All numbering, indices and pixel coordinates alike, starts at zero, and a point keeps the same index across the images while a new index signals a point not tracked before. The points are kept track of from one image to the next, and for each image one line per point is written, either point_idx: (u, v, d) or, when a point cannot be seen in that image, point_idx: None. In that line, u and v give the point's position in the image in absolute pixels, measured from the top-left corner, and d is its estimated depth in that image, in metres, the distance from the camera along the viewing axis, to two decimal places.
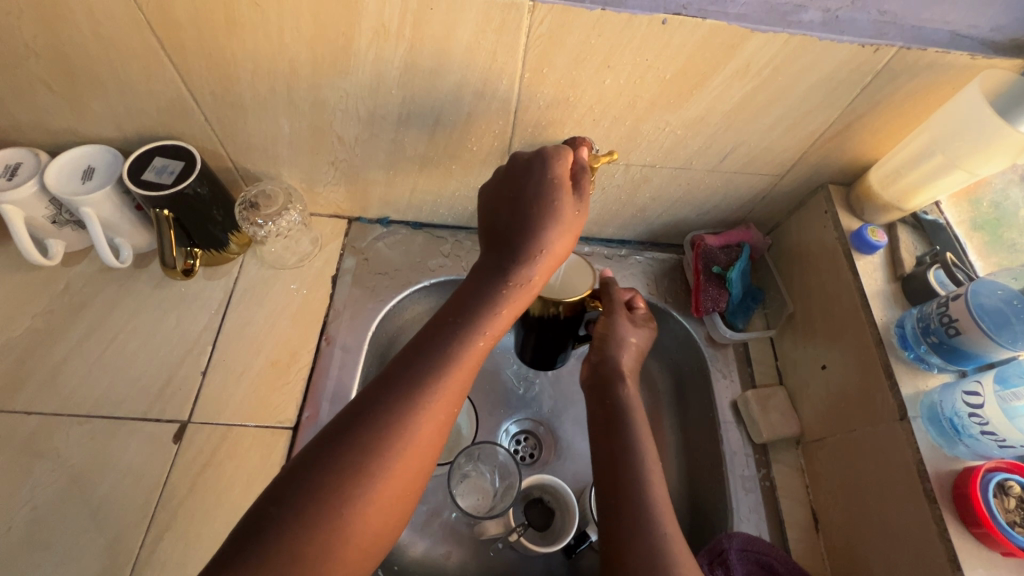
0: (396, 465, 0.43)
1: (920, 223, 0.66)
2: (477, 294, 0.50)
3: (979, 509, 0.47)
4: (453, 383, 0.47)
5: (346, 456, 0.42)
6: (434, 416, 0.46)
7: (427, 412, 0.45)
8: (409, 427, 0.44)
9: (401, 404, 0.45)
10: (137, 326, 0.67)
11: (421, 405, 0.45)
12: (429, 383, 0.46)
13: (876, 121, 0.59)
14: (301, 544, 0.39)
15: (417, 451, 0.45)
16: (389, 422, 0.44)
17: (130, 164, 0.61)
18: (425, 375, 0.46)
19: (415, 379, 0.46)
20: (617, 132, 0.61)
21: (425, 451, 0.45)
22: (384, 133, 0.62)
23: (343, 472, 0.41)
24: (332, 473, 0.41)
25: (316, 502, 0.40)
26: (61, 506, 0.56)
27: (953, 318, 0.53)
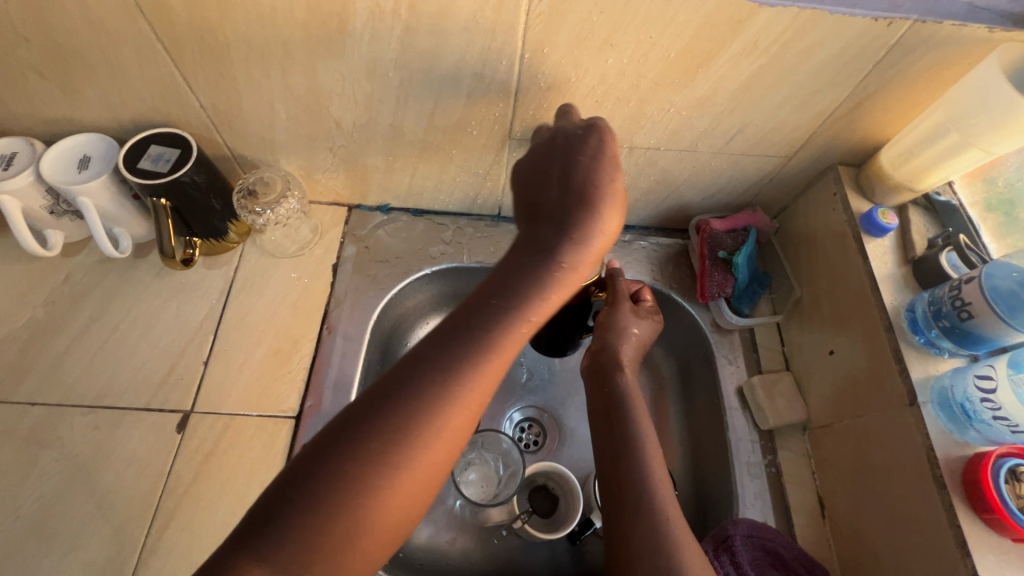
0: (421, 458, 0.42)
1: (931, 205, 0.64)
2: (521, 275, 0.49)
3: (989, 495, 0.47)
4: (489, 377, 0.46)
5: (371, 446, 0.41)
6: (468, 407, 0.45)
7: (461, 404, 0.44)
8: (441, 419, 0.43)
9: (433, 393, 0.43)
10: (138, 316, 0.67)
11: (456, 398, 0.44)
12: (466, 375, 0.45)
13: (887, 99, 0.57)
14: (318, 535, 0.38)
15: (445, 445, 0.44)
16: (416, 414, 0.42)
17: (126, 153, 0.60)
18: (462, 364, 0.45)
19: (452, 368, 0.44)
20: (620, 113, 0.60)
21: (454, 445, 0.44)
22: (382, 117, 0.61)
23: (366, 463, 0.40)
24: (354, 464, 0.40)
25: (335, 492, 0.39)
26: (67, 495, 0.57)
27: (965, 302, 0.52)
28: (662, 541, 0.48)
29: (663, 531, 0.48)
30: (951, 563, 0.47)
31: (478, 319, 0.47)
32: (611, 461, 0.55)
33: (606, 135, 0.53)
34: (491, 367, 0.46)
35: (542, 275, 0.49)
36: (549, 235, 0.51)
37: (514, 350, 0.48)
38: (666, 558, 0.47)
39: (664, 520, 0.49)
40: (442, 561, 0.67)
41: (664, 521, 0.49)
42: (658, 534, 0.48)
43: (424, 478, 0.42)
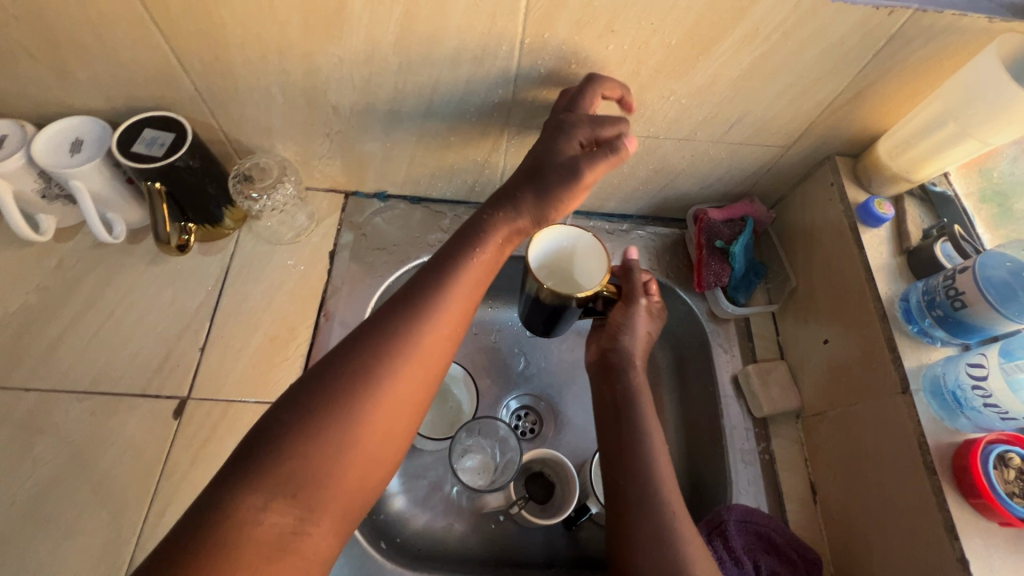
0: (388, 395, 0.44)
1: (927, 196, 0.64)
2: (466, 239, 0.54)
3: (979, 480, 0.47)
4: (450, 322, 0.50)
5: (346, 386, 0.43)
6: (424, 342, 0.47)
7: (417, 341, 0.47)
8: (407, 358, 0.46)
9: (383, 334, 0.46)
10: (133, 302, 0.67)
11: (418, 342, 0.47)
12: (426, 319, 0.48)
13: (886, 89, 0.58)
14: (284, 472, 0.40)
15: (412, 383, 0.46)
16: (379, 353, 0.45)
17: (119, 136, 0.59)
18: (425, 311, 0.48)
19: (413, 312, 0.48)
20: (620, 101, 0.60)
21: (421, 388, 0.47)
22: (380, 102, 0.60)
23: (348, 400, 0.43)
24: (336, 407, 0.42)
25: (320, 418, 0.42)
26: (64, 480, 0.57)
27: (958, 291, 0.53)
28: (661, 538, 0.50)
29: (666, 530, 0.51)
30: (940, 547, 0.48)
31: (432, 269, 0.51)
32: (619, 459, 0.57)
33: (583, 98, 0.55)
34: (450, 309, 0.50)
35: (491, 233, 0.54)
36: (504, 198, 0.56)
37: (468, 293, 0.51)
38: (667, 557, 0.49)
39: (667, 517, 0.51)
40: (440, 547, 0.67)
41: (665, 517, 0.51)
42: (661, 534, 0.50)
43: (392, 417, 0.45)
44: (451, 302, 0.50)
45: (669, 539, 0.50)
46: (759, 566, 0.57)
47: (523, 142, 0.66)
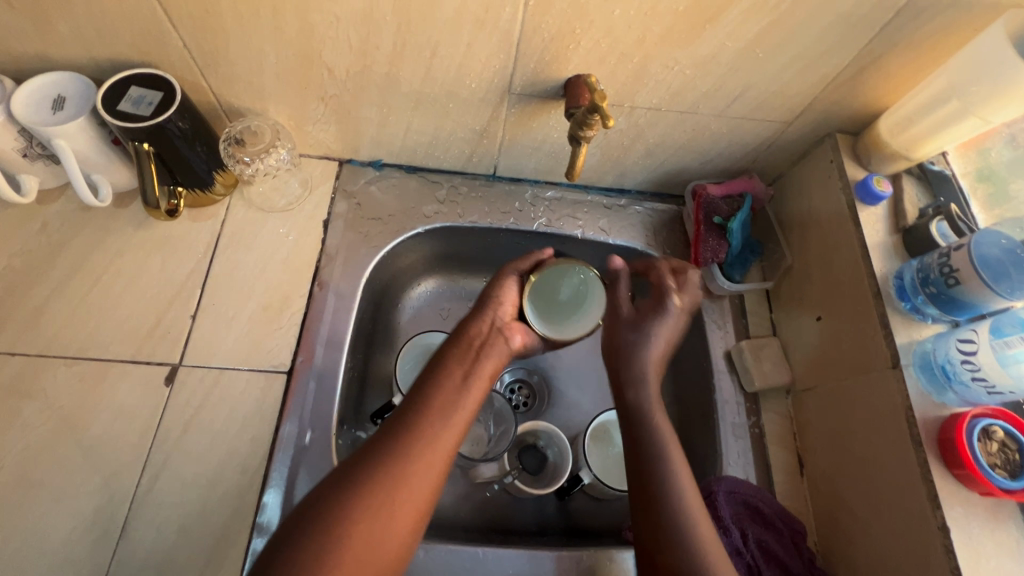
0: (359, 535, 0.46)
1: (924, 174, 0.64)
2: (436, 366, 0.58)
3: (963, 452, 0.49)
4: (421, 473, 0.50)
5: (322, 532, 0.45)
6: (413, 477, 0.49)
7: (409, 480, 0.49)
8: (383, 497, 0.48)
9: (370, 466, 0.49)
10: (121, 268, 0.65)
11: (390, 479, 0.49)
12: (399, 449, 0.50)
13: (890, 65, 0.57)
14: (319, 526, 0.45)
15: (382, 537, 0.47)
16: (370, 468, 0.49)
17: (104, 93, 0.57)
18: (396, 449, 0.50)
19: (392, 438, 0.52)
20: (623, 70, 0.58)
21: (394, 523, 0.48)
22: (377, 65, 0.58)
23: (331, 528, 0.45)
24: (319, 540, 0.45)
25: (336, 507, 0.47)
26: (54, 445, 0.56)
27: (953, 268, 0.53)
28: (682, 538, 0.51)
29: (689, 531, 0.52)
30: (922, 515, 0.50)
31: (423, 375, 0.58)
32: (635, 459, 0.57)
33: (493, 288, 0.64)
34: (423, 444, 0.51)
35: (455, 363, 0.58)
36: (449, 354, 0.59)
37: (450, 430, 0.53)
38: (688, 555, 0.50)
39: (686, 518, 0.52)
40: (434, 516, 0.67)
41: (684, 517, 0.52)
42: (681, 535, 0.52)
43: (365, 553, 0.46)
44: (416, 451, 0.51)
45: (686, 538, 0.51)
46: (746, 534, 0.59)
47: (523, 111, 0.65)
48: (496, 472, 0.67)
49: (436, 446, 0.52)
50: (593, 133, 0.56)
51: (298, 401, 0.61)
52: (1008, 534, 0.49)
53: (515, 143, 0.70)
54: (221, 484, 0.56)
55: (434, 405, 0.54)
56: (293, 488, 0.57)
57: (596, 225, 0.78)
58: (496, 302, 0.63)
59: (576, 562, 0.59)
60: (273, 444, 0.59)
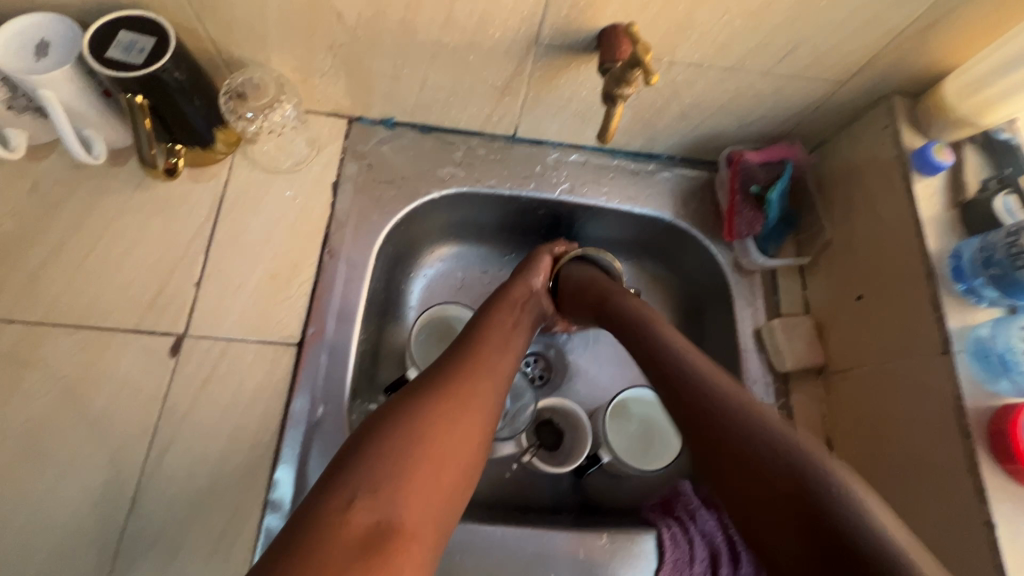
0: (436, 438, 0.45)
1: (989, 143, 0.59)
2: (482, 315, 0.60)
3: (1016, 446, 0.46)
4: (483, 388, 0.51)
5: (400, 431, 0.44)
6: (478, 394, 0.50)
7: (476, 396, 0.50)
8: (454, 410, 0.47)
9: (429, 381, 0.50)
10: (120, 231, 0.61)
11: (461, 393, 0.49)
12: (463, 365, 0.52)
13: (968, 17, 0.51)
14: (387, 426, 0.45)
15: (457, 445, 0.46)
16: (439, 381, 0.50)
17: (91, 39, 0.51)
18: (462, 367, 0.52)
19: (457, 358, 0.53)
20: (667, 20, 0.52)
21: (470, 433, 0.47)
22: (392, 10, 0.52)
23: (407, 426, 0.45)
24: (398, 438, 0.44)
25: (400, 413, 0.46)
26: (57, 417, 0.54)
27: (1023, 249, 0.49)
28: (806, 497, 0.38)
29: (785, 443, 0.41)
30: (966, 508, 0.47)
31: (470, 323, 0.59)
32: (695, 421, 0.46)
33: (531, 259, 0.69)
34: (482, 364, 0.53)
35: (501, 312, 0.60)
36: (494, 305, 0.62)
37: (504, 364, 0.55)
38: (833, 509, 0.37)
39: (794, 452, 0.40)
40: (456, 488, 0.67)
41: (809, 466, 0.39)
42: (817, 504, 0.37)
43: (443, 456, 0.45)
44: (480, 369, 0.52)
45: (833, 491, 0.37)
46: None
47: (549, 66, 0.59)
48: (515, 450, 0.64)
49: (495, 368, 0.53)
50: (630, 91, 0.51)
51: (310, 374, 0.59)
52: None
53: (539, 101, 0.65)
54: (231, 460, 0.54)
55: (489, 339, 0.56)
56: (305, 464, 0.56)
57: (623, 192, 0.73)
58: (534, 269, 0.67)
59: (597, 544, 0.58)
60: (285, 418, 0.57)
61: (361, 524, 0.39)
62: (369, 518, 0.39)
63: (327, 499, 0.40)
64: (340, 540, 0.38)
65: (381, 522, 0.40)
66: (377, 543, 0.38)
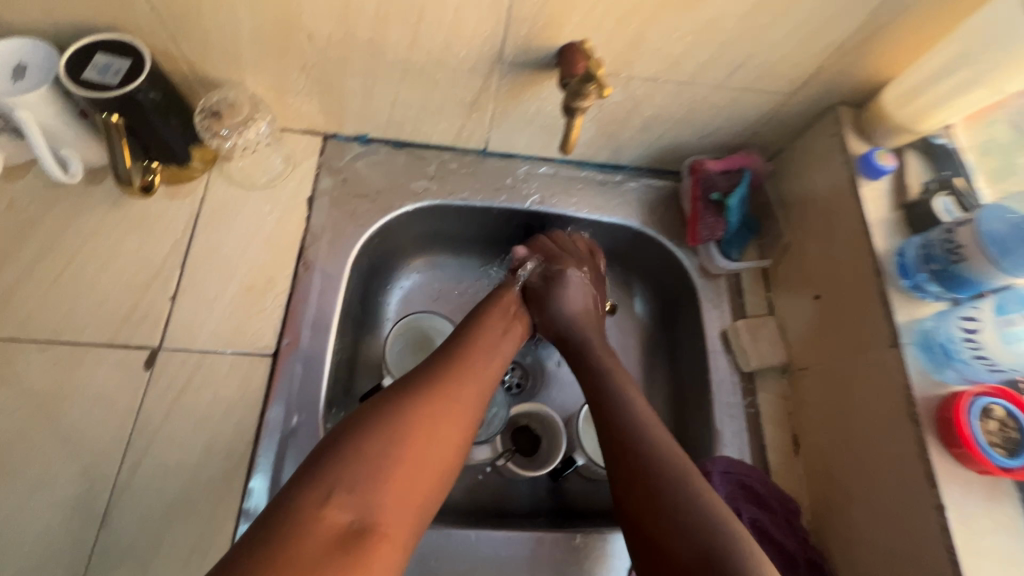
0: (418, 440, 0.46)
1: (929, 148, 0.62)
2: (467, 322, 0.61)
3: (961, 430, 0.48)
4: (468, 393, 0.52)
5: (382, 432, 0.45)
6: (459, 400, 0.51)
7: (457, 401, 0.51)
8: (435, 413, 0.48)
9: (414, 385, 0.50)
10: (96, 247, 0.62)
11: (442, 397, 0.50)
12: (451, 368, 0.53)
13: (898, 32, 0.55)
14: (369, 429, 0.45)
15: (438, 446, 0.47)
16: (426, 383, 0.51)
17: (68, 61, 0.53)
18: (449, 371, 0.53)
19: (445, 362, 0.54)
20: (621, 38, 0.55)
21: (451, 435, 0.48)
22: (360, 31, 0.55)
23: (389, 426, 0.46)
24: (376, 441, 0.45)
25: (382, 415, 0.47)
26: (29, 432, 0.54)
27: (958, 245, 0.52)
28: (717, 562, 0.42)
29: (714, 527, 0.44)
30: (919, 493, 0.49)
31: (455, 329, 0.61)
32: (632, 459, 0.50)
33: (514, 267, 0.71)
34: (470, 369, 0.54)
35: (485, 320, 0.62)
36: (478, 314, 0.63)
37: (486, 370, 0.56)
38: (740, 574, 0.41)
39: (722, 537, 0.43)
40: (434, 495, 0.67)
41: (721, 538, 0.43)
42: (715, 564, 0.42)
43: (422, 458, 0.46)
44: (462, 374, 0.53)
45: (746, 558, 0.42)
46: (741, 514, 0.59)
47: (514, 82, 0.62)
48: (489, 454, 0.67)
49: (481, 374, 0.55)
50: (588, 103, 0.54)
51: (285, 384, 0.59)
52: (1007, 513, 0.48)
53: (507, 115, 0.67)
54: (205, 470, 0.55)
55: (478, 346, 0.58)
56: (280, 473, 0.56)
57: (591, 203, 0.76)
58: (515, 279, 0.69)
59: (572, 544, 0.59)
60: (260, 428, 0.57)
61: (337, 522, 0.40)
62: (343, 517, 0.41)
63: (303, 496, 0.41)
64: (313, 539, 0.39)
65: (355, 522, 0.41)
66: (348, 544, 0.40)
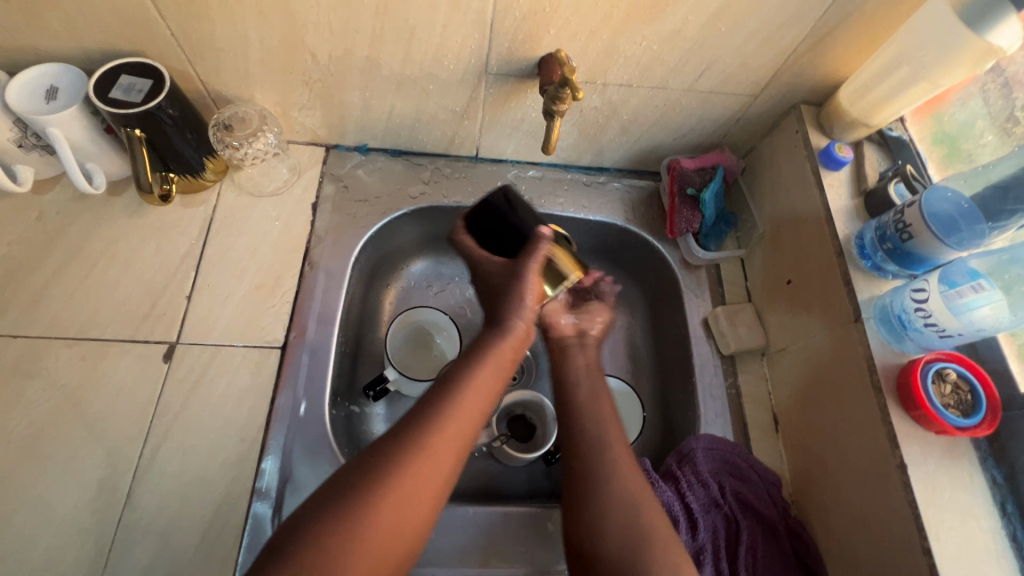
0: (385, 522, 0.43)
1: (884, 140, 0.68)
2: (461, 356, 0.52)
3: (917, 393, 0.52)
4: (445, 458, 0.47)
5: (337, 529, 0.42)
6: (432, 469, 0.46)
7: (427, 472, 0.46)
8: (399, 494, 0.44)
9: (382, 462, 0.45)
10: (118, 252, 0.67)
11: (413, 472, 0.45)
12: (430, 433, 0.47)
13: (845, 36, 0.60)
14: (326, 529, 0.42)
15: (405, 522, 0.44)
16: (391, 461, 0.45)
17: (96, 82, 0.59)
18: (426, 435, 0.47)
19: (430, 420, 0.48)
20: (594, 48, 0.61)
21: (422, 507, 0.45)
22: (358, 49, 0.61)
23: (345, 520, 0.42)
24: (325, 552, 0.41)
25: (338, 510, 0.42)
26: (58, 421, 0.58)
27: (907, 224, 0.57)
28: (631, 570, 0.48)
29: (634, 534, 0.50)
30: (883, 455, 0.53)
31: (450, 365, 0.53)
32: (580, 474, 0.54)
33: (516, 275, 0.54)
34: (453, 424, 0.48)
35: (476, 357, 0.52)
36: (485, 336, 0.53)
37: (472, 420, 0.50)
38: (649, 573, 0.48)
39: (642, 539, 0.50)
40: None
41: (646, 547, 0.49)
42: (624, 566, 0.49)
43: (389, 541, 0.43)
44: (439, 442, 0.47)
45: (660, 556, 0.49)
46: (722, 485, 0.62)
47: (500, 91, 0.68)
48: (484, 437, 0.70)
49: (465, 429, 0.49)
50: (566, 106, 0.59)
51: (293, 374, 0.64)
52: (964, 470, 0.52)
53: (495, 123, 0.73)
54: (220, 454, 0.59)
55: (467, 397, 0.50)
56: (290, 456, 0.60)
57: (577, 202, 0.81)
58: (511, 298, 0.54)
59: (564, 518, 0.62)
60: (270, 414, 0.61)
61: None
62: None
63: None
64: None
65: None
66: None
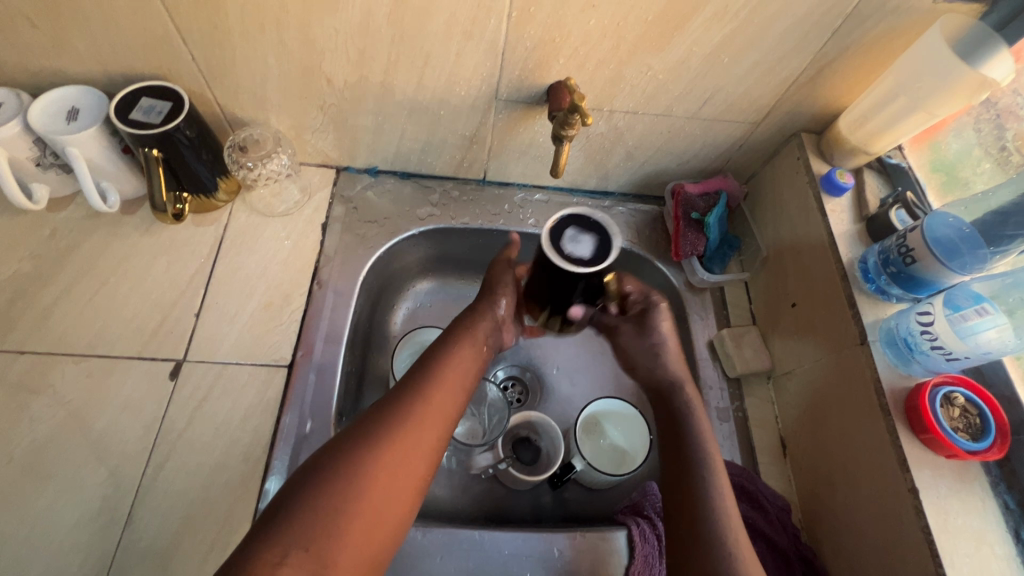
0: (377, 488, 0.46)
1: (884, 168, 0.70)
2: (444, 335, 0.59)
3: (927, 417, 0.52)
4: (433, 427, 0.51)
5: (336, 484, 0.45)
6: (414, 442, 0.49)
7: (405, 446, 0.48)
8: (388, 462, 0.47)
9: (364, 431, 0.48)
10: (128, 270, 0.68)
11: (398, 440, 0.48)
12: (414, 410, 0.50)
13: (845, 67, 0.62)
14: (322, 481, 0.45)
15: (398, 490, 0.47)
16: (378, 428, 0.48)
17: (117, 104, 0.60)
18: (400, 412, 0.50)
19: (411, 395, 0.52)
20: (601, 77, 0.63)
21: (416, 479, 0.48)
22: (373, 75, 0.63)
23: (338, 479, 0.45)
24: (325, 499, 0.44)
25: (339, 474, 0.45)
26: (61, 439, 0.58)
27: (910, 248, 0.58)
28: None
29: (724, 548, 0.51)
30: (894, 479, 0.53)
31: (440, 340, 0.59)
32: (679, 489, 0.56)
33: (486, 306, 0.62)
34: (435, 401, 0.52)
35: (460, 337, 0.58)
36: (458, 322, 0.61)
37: (450, 396, 0.53)
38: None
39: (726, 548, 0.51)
40: (436, 509, 0.69)
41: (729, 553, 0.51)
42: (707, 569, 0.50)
43: (381, 509, 0.45)
44: (418, 416, 0.50)
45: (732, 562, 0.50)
46: None
47: (510, 117, 0.69)
48: (491, 459, 0.69)
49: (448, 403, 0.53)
50: (574, 132, 0.60)
51: (300, 393, 0.64)
52: (975, 494, 0.52)
53: (503, 147, 0.75)
54: (223, 473, 0.58)
55: (451, 374, 0.55)
56: None
57: None
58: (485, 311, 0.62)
59: (570, 544, 0.61)
60: (274, 434, 0.61)
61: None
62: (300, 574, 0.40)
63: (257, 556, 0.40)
64: None
65: None
66: None
